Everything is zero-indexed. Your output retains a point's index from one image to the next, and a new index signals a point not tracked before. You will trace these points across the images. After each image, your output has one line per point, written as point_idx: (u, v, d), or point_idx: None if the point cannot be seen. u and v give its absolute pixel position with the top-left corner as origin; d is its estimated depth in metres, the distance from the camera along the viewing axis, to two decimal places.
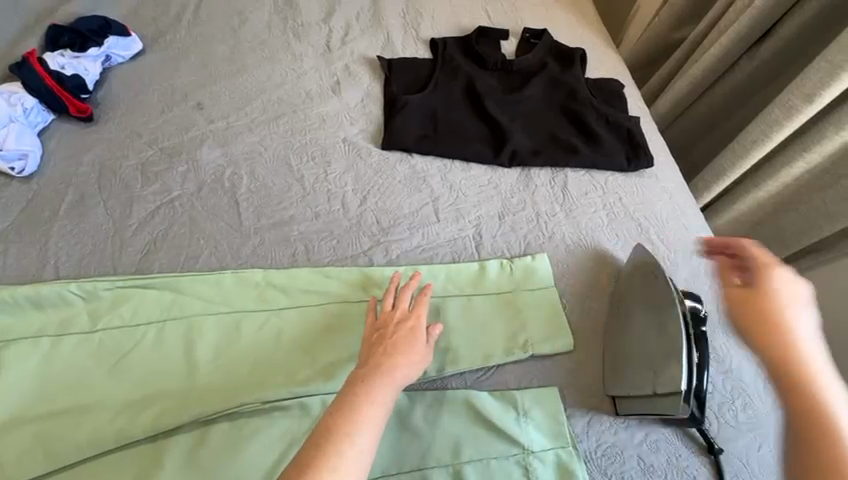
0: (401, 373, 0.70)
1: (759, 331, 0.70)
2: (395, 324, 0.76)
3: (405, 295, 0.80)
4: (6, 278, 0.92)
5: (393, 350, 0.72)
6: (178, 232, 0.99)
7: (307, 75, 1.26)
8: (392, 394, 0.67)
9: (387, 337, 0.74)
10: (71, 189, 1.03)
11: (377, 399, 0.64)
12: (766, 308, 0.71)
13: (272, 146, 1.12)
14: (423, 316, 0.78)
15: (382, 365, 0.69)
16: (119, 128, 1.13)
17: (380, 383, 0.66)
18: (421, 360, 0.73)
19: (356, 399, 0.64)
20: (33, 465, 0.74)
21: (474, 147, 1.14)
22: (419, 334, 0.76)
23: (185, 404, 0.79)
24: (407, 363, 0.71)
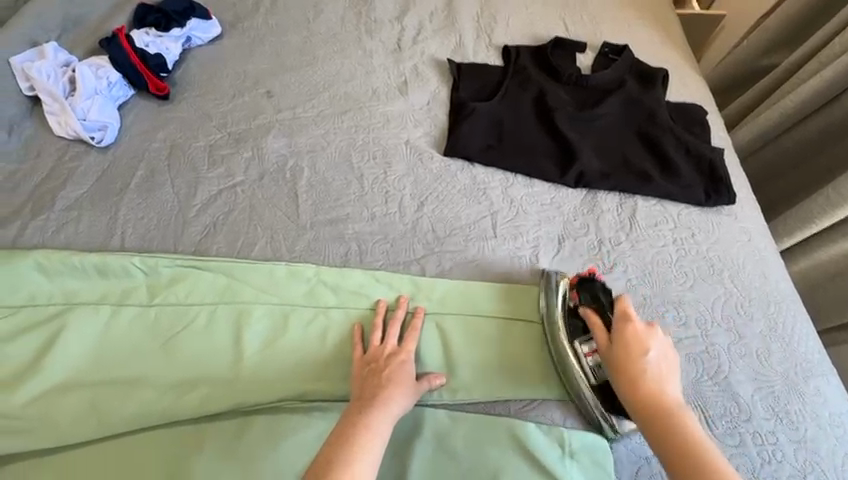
0: (395, 406, 0.73)
1: (627, 378, 0.67)
2: (387, 358, 0.80)
3: (393, 329, 0.84)
4: (76, 243, 0.95)
5: (385, 384, 0.75)
6: (237, 217, 1.00)
7: (375, 73, 1.25)
8: (389, 427, 0.70)
9: (380, 371, 0.78)
10: (143, 164, 1.07)
11: (376, 433, 0.68)
12: (627, 329, 0.71)
13: (335, 141, 1.11)
14: (413, 351, 0.82)
15: (379, 399, 0.72)
16: (192, 109, 1.16)
17: (377, 416, 0.70)
18: (415, 390, 0.77)
19: (356, 433, 0.67)
20: (85, 430, 0.77)
21: (540, 164, 1.10)
22: (409, 368, 0.79)
23: (231, 391, 0.81)
24: (400, 396, 0.74)
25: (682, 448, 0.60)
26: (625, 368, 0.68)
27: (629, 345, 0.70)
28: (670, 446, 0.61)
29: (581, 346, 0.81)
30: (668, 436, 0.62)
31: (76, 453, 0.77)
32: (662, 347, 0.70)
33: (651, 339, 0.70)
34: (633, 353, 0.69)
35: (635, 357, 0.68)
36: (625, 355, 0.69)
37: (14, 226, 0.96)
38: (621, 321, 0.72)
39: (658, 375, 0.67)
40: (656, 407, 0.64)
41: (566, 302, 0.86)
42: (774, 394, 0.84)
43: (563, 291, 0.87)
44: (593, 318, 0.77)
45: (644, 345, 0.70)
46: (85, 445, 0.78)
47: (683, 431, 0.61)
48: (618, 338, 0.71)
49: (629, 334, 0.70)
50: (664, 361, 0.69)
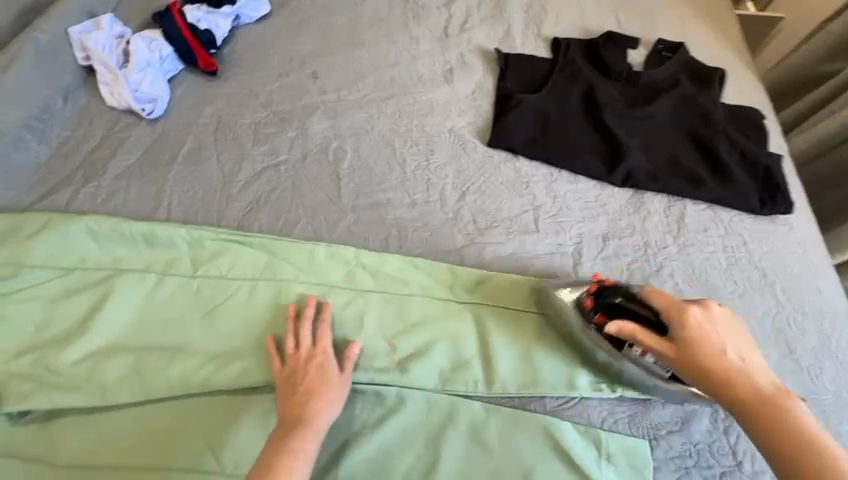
0: (323, 415, 0.72)
1: (709, 373, 0.64)
2: (304, 364, 0.77)
3: (304, 331, 0.81)
4: (125, 211, 0.98)
5: (309, 397, 0.74)
6: (280, 196, 1.01)
7: (421, 59, 1.24)
8: (317, 441, 0.70)
9: (298, 382, 0.75)
10: (190, 138, 1.08)
11: (299, 455, 0.67)
12: (693, 322, 0.68)
13: (379, 126, 1.11)
14: (329, 349, 0.80)
15: (301, 416, 0.71)
16: (239, 87, 1.17)
17: (298, 435, 0.69)
18: (341, 392, 0.76)
19: (277, 460, 0.66)
20: (127, 393, 0.79)
21: (586, 160, 1.07)
22: (330, 369, 0.77)
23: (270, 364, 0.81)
24: (324, 405, 0.73)
25: (793, 438, 0.56)
26: (701, 361, 0.65)
27: (698, 338, 0.67)
28: (781, 442, 0.56)
29: (632, 351, 0.78)
30: (774, 431, 0.57)
31: (115, 415, 0.78)
32: (724, 340, 0.67)
33: (714, 331, 0.67)
34: (707, 346, 0.66)
35: (706, 353, 0.65)
36: (696, 350, 0.66)
37: (66, 191, 0.99)
38: (675, 318, 0.69)
39: (734, 364, 0.64)
40: (747, 398, 0.61)
41: (586, 317, 0.81)
42: (824, 413, 0.81)
43: (578, 306, 0.82)
44: (633, 330, 0.70)
45: (708, 337, 0.66)
46: (124, 408, 0.79)
47: (785, 417, 0.58)
48: (680, 338, 0.67)
49: (697, 327, 0.68)
50: (733, 345, 0.67)
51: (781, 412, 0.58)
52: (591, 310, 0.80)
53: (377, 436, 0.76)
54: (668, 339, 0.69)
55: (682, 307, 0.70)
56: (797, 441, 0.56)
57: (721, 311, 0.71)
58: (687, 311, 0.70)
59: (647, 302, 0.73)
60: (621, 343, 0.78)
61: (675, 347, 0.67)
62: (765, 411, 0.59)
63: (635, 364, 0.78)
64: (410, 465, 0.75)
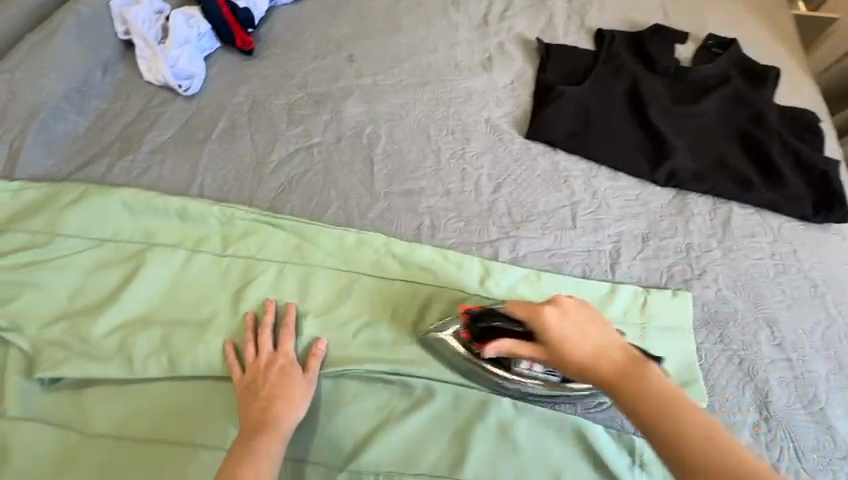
0: (287, 418, 0.71)
1: (588, 375, 0.59)
2: (264, 371, 0.75)
3: (266, 337, 0.79)
4: (159, 186, 0.98)
5: (269, 402, 0.72)
6: (312, 178, 0.99)
7: (459, 46, 1.20)
8: (282, 446, 0.69)
9: (260, 388, 0.73)
10: (225, 116, 1.08)
11: (264, 459, 0.66)
12: (549, 322, 0.62)
13: (414, 112, 1.08)
14: (292, 352, 0.78)
15: (267, 421, 0.70)
16: (274, 67, 1.16)
17: (264, 440, 0.68)
18: (307, 393, 0.74)
19: (241, 466, 0.64)
20: (155, 367, 0.78)
21: (628, 157, 1.03)
22: (294, 372, 0.76)
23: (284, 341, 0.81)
24: (289, 408, 0.72)
25: (665, 414, 0.53)
26: (576, 367, 0.59)
27: (550, 335, 0.61)
28: (657, 425, 0.53)
29: (519, 366, 0.75)
30: (652, 414, 0.53)
31: (142, 388, 0.77)
32: (557, 323, 0.62)
33: (554, 320, 0.62)
34: (563, 344, 0.60)
35: (571, 352, 0.60)
36: (560, 352, 0.60)
37: (103, 163, 0.99)
38: (535, 323, 0.62)
39: (594, 360, 0.59)
40: (625, 395, 0.56)
41: (471, 346, 0.76)
42: None
43: (458, 338, 0.77)
44: (507, 347, 0.64)
45: (563, 331, 0.61)
46: (152, 381, 0.78)
47: (659, 405, 0.54)
48: (546, 343, 0.61)
49: (534, 322, 0.62)
50: (593, 331, 0.61)
51: (642, 388, 0.55)
52: (471, 337, 0.75)
53: (404, 427, 0.74)
54: (536, 345, 0.63)
55: (540, 310, 0.63)
56: (686, 438, 0.51)
57: (571, 299, 0.64)
58: (540, 310, 0.63)
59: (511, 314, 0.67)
60: (510, 361, 0.76)
61: (544, 353, 0.62)
62: (642, 408, 0.54)
63: (532, 377, 0.76)
64: (436, 458, 0.73)
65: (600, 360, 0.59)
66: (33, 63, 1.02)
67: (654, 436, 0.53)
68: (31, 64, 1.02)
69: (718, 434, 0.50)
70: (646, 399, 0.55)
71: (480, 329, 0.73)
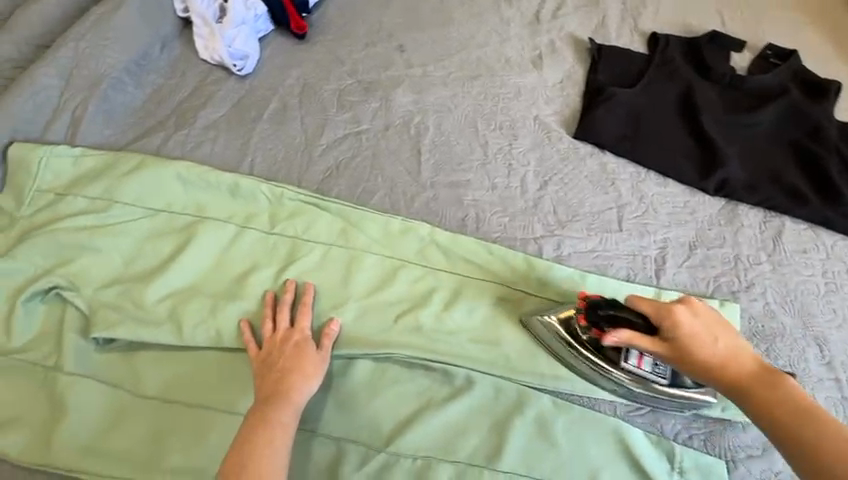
0: (300, 390, 0.72)
1: (717, 373, 0.64)
2: (280, 345, 0.77)
3: (284, 313, 0.81)
4: (211, 162, 1.00)
5: (284, 374, 0.74)
6: (360, 164, 1.00)
7: (509, 42, 1.20)
8: (295, 417, 0.71)
9: (274, 360, 0.76)
10: (276, 98, 1.10)
11: (277, 428, 0.68)
12: (683, 319, 0.67)
13: (463, 105, 1.08)
14: (307, 328, 0.80)
15: (279, 392, 0.72)
16: (325, 53, 1.18)
17: (278, 409, 0.70)
18: (319, 368, 0.75)
19: (254, 434, 0.68)
20: (202, 336, 0.80)
21: (678, 164, 1.01)
22: (309, 347, 0.77)
23: (327, 320, 0.83)
24: (302, 381, 0.73)
25: (792, 412, 0.59)
26: (703, 364, 0.65)
27: (683, 332, 0.67)
28: (784, 422, 0.58)
29: (628, 362, 0.75)
30: (778, 412, 0.59)
31: (191, 356, 0.80)
32: (688, 323, 0.67)
33: (686, 321, 0.67)
34: (693, 341, 0.66)
35: (701, 350, 0.66)
36: (689, 349, 0.66)
37: (158, 136, 1.02)
38: (665, 318, 0.68)
39: (724, 362, 0.65)
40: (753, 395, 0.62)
41: (579, 333, 0.77)
42: None
43: (565, 325, 0.78)
44: (629, 337, 0.68)
45: (695, 329, 0.67)
46: (200, 350, 0.80)
47: (788, 408, 0.59)
48: (674, 339, 0.67)
49: (667, 319, 0.68)
50: (725, 334, 0.67)
51: (773, 390, 0.61)
52: (584, 324, 0.76)
53: (442, 414, 0.75)
54: (662, 339, 0.68)
55: (672, 307, 0.68)
56: (811, 440, 0.56)
57: (701, 303, 0.70)
58: (672, 311, 0.68)
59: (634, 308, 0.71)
60: (614, 355, 0.76)
61: (669, 348, 0.67)
62: (774, 410, 0.60)
63: (635, 376, 0.75)
64: (474, 447, 0.74)
65: (728, 362, 0.65)
66: (97, 33, 1.05)
67: (775, 431, 0.59)
68: (96, 35, 1.04)
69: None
70: (776, 402, 0.60)
71: (597, 318, 0.73)
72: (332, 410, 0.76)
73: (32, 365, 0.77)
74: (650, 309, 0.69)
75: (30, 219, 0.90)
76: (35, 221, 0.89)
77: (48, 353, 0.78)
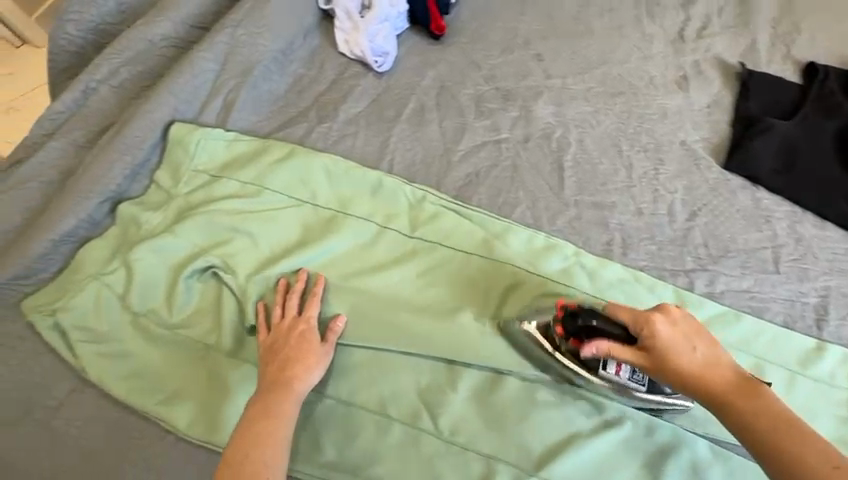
0: (303, 380, 0.73)
1: (693, 382, 0.64)
2: (285, 335, 0.77)
3: (292, 303, 0.81)
4: (352, 157, 1.01)
5: (288, 363, 0.74)
6: (500, 174, 0.99)
7: (651, 60, 1.15)
8: (295, 406, 0.72)
9: (277, 350, 0.76)
10: (414, 98, 1.09)
11: (278, 419, 0.69)
12: (662, 328, 0.66)
13: (605, 122, 1.05)
14: (313, 319, 0.79)
15: (279, 383, 0.72)
16: (462, 55, 1.16)
17: (277, 400, 0.71)
18: (322, 359, 0.76)
19: (256, 425, 0.68)
20: (350, 333, 0.81)
21: (840, 208, 0.95)
22: (313, 339, 0.77)
23: (332, 315, 0.83)
24: (304, 372, 0.74)
25: (779, 423, 0.59)
26: (677, 372, 0.64)
27: (662, 343, 0.65)
28: (770, 435, 0.58)
29: (605, 370, 0.76)
30: (764, 422, 0.59)
31: (338, 351, 0.80)
32: (668, 330, 0.66)
33: (665, 328, 0.66)
34: (671, 352, 0.65)
35: (680, 358, 0.65)
36: (665, 360, 0.65)
37: (302, 126, 1.04)
38: (643, 328, 0.67)
39: (700, 371, 0.64)
40: (729, 404, 0.62)
41: (557, 342, 0.77)
42: None
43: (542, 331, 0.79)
44: (607, 348, 0.67)
45: (674, 338, 0.66)
46: (347, 347, 0.81)
47: (763, 417, 0.59)
48: (652, 349, 0.66)
49: (644, 327, 0.67)
50: (702, 342, 0.67)
51: (757, 401, 0.61)
52: (562, 334, 0.76)
53: (592, 444, 0.74)
54: (639, 349, 0.67)
55: (650, 317, 0.67)
56: (788, 449, 0.56)
57: (679, 310, 0.69)
58: (649, 317, 0.67)
59: (611, 317, 0.70)
60: (594, 363, 0.76)
61: (645, 357, 0.66)
62: (748, 420, 0.60)
63: (614, 384, 0.76)
64: None
65: (705, 369, 0.64)
66: (252, 20, 1.07)
67: (752, 436, 0.59)
68: (251, 22, 1.06)
69: (821, 447, 0.56)
70: (755, 411, 0.60)
71: (574, 329, 0.73)
72: (480, 427, 0.75)
73: (194, 342, 0.80)
74: (628, 318, 0.68)
75: (186, 198, 0.93)
76: (191, 199, 0.93)
77: (207, 331, 0.81)
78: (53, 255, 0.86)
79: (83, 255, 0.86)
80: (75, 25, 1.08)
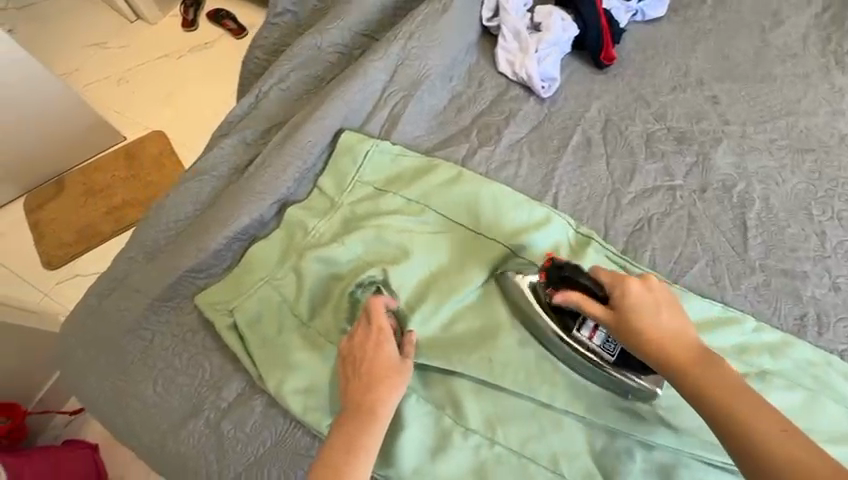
0: (387, 401, 0.68)
1: (649, 340, 0.64)
2: (362, 347, 0.72)
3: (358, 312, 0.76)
4: (516, 186, 0.97)
5: (371, 379, 0.69)
6: (675, 223, 0.92)
7: (843, 116, 1.04)
8: (381, 430, 0.66)
9: (359, 367, 0.71)
10: (579, 129, 1.04)
11: (364, 444, 0.64)
12: (635, 289, 0.67)
13: (793, 180, 0.96)
14: (387, 327, 0.74)
15: (365, 403, 0.67)
16: (629, 88, 1.09)
17: (363, 423, 0.66)
18: (403, 375, 0.70)
19: (342, 453, 0.63)
20: (513, 380, 0.76)
21: None
22: (391, 352, 0.72)
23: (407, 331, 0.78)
24: (387, 391, 0.68)
25: (729, 394, 0.57)
26: (635, 327, 0.65)
27: (630, 300, 0.67)
28: (713, 394, 0.57)
29: (578, 331, 0.75)
30: (713, 384, 0.58)
31: (498, 396, 0.76)
32: (638, 289, 0.67)
33: (636, 287, 0.67)
34: (638, 308, 0.66)
35: (642, 318, 0.65)
36: (629, 314, 0.66)
37: (464, 147, 1.01)
38: (616, 287, 0.68)
39: (660, 329, 0.64)
40: (680, 362, 0.61)
41: (541, 298, 0.78)
42: None
43: (532, 285, 0.79)
44: (578, 298, 0.69)
45: (643, 301, 0.66)
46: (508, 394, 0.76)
47: (712, 379, 0.58)
48: (619, 305, 0.67)
49: (619, 286, 0.68)
50: (672, 311, 0.66)
51: (709, 370, 0.59)
52: (544, 285, 0.77)
53: None
54: (606, 306, 0.68)
55: (626, 278, 0.69)
56: (732, 418, 0.55)
57: (658, 281, 0.70)
58: (623, 277, 0.69)
59: (592, 278, 0.72)
60: (568, 321, 0.76)
61: (611, 312, 0.67)
62: (696, 377, 0.59)
63: (584, 347, 0.75)
64: None
65: (667, 330, 0.64)
66: (425, 33, 1.05)
67: (700, 398, 0.58)
68: (423, 35, 1.05)
69: (776, 424, 0.54)
70: (702, 372, 0.59)
71: (556, 279, 0.75)
72: None
73: None
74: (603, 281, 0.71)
75: (351, 207, 0.91)
76: (357, 210, 0.91)
77: None
78: (225, 253, 0.87)
79: (254, 254, 0.86)
80: (262, 49, 1.21)
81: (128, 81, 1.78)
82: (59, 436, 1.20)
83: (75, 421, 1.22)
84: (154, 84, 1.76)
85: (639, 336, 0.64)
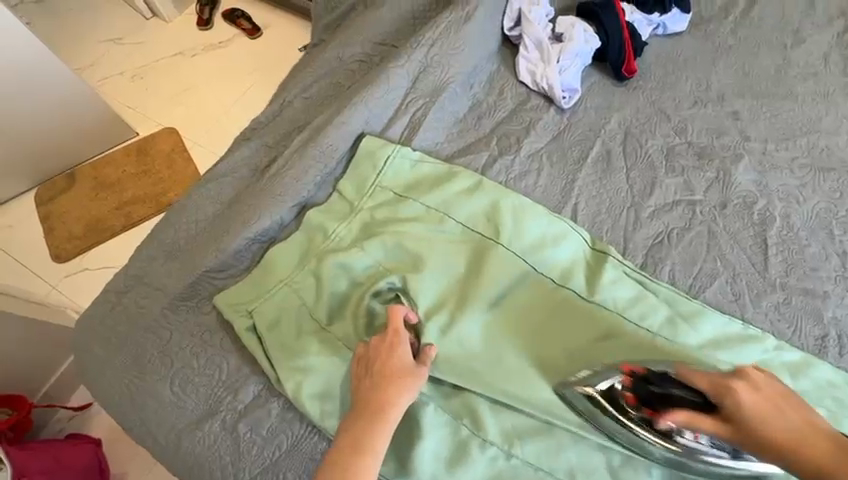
0: (397, 403, 0.68)
1: (781, 453, 0.55)
2: (376, 348, 0.72)
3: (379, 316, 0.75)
4: (536, 197, 0.97)
5: (382, 380, 0.69)
6: (696, 239, 0.92)
7: None
8: (388, 434, 0.66)
9: (372, 367, 0.71)
10: (599, 141, 1.04)
11: (369, 445, 0.65)
12: (743, 393, 0.58)
13: (814, 199, 0.96)
14: (402, 330, 0.73)
15: (374, 404, 0.67)
16: (650, 101, 1.09)
17: (370, 424, 0.66)
18: (414, 380, 0.70)
19: (349, 452, 0.64)
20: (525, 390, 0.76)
21: None
22: (404, 356, 0.71)
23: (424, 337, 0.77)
24: (398, 395, 0.68)
25: None
26: (765, 443, 0.56)
27: (746, 411, 0.57)
28: None
29: (682, 436, 0.70)
30: None
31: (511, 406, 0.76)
32: (749, 392, 0.58)
33: (744, 391, 0.58)
34: (758, 417, 0.57)
35: (768, 429, 0.56)
36: (751, 428, 0.56)
37: (484, 155, 1.01)
38: (723, 396, 0.59)
39: (792, 439, 0.55)
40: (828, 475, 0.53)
41: (625, 409, 0.71)
42: None
43: (607, 395, 0.72)
44: (685, 418, 0.59)
45: (762, 408, 0.57)
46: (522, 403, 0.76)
47: None
48: (738, 420, 0.57)
49: (726, 395, 0.59)
50: (793, 410, 0.58)
51: None
52: (632, 402, 0.70)
53: None
54: (721, 419, 0.59)
55: (730, 384, 0.59)
56: None
57: (759, 372, 0.61)
58: (725, 382, 0.60)
59: (687, 383, 0.63)
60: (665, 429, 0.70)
61: (731, 429, 0.58)
62: None
63: (686, 447, 0.70)
64: None
65: (799, 437, 0.55)
66: (448, 41, 1.05)
67: None
68: (446, 42, 1.05)
69: None
70: None
71: (646, 395, 0.67)
72: None
73: None
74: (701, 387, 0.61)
75: (371, 212, 0.91)
76: (377, 215, 0.91)
77: None
78: (244, 254, 0.87)
79: (273, 257, 0.86)
80: None
81: (142, 77, 1.79)
82: (62, 431, 1.20)
83: (78, 415, 1.21)
84: (169, 82, 1.77)
85: (772, 452, 0.56)
